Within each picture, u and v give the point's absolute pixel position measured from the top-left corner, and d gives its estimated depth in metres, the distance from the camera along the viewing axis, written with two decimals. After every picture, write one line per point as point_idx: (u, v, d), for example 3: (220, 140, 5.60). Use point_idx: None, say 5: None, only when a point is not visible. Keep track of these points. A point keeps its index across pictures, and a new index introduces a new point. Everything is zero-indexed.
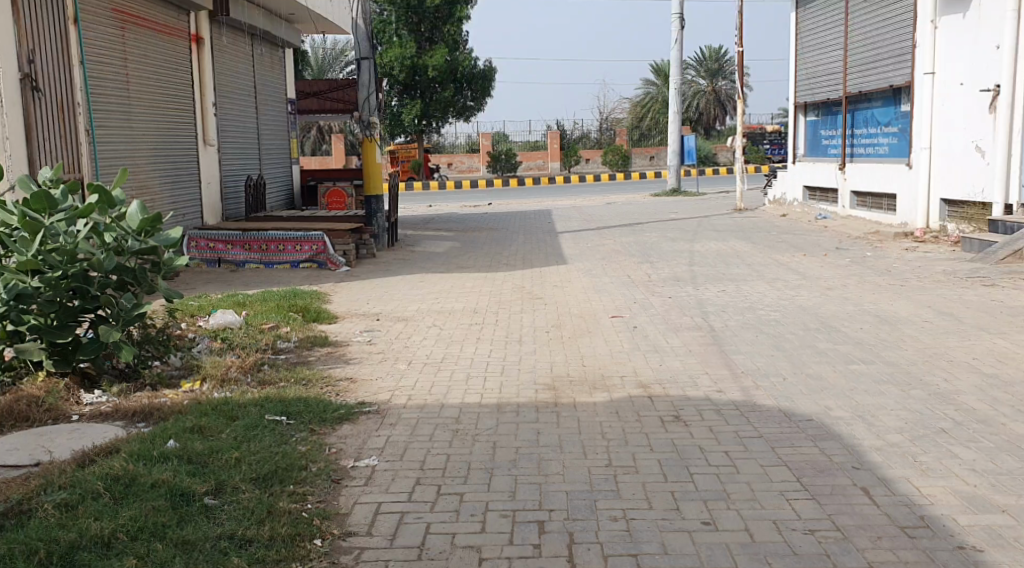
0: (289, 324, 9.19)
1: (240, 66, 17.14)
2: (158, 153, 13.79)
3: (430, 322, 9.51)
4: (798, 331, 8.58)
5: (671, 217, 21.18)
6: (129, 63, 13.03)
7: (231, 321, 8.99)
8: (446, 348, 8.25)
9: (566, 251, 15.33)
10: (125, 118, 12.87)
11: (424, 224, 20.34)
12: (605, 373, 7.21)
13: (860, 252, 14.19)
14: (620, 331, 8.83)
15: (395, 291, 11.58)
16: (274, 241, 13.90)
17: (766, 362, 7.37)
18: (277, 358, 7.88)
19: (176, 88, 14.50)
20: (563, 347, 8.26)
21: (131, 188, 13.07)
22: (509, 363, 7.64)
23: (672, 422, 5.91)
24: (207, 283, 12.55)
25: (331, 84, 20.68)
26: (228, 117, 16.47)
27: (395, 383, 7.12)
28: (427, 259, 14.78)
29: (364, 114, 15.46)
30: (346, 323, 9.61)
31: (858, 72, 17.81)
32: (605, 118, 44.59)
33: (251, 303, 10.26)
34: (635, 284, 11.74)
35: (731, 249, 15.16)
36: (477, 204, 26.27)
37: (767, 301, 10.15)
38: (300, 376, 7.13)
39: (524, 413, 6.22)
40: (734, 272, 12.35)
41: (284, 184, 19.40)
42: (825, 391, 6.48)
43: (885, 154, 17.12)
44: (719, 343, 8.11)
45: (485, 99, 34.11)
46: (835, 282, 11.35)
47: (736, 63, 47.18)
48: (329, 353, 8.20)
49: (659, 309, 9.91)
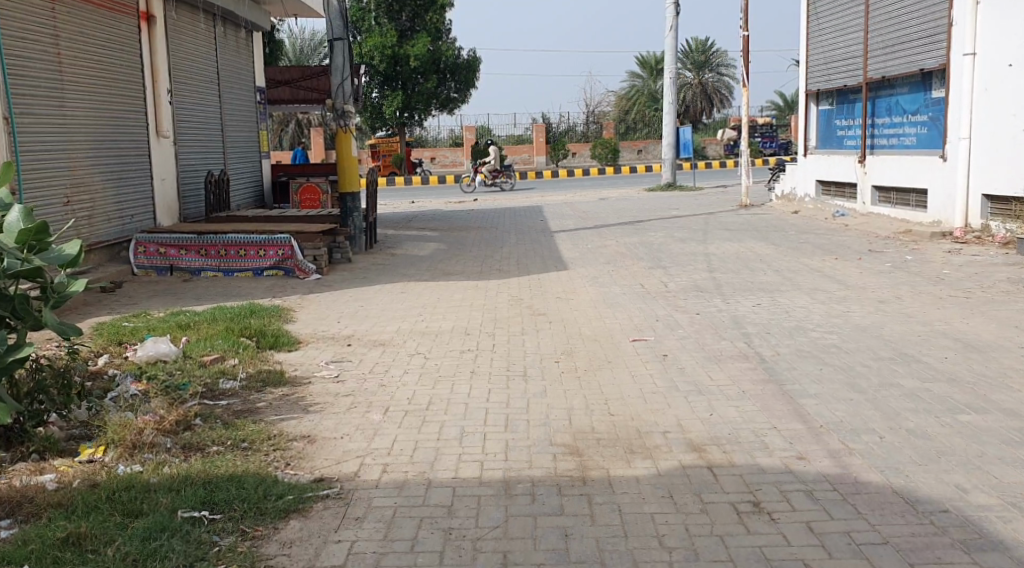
0: (238, 354, 7.46)
1: (201, 50, 15.35)
2: (100, 146, 12.04)
3: (412, 350, 7.80)
4: (869, 360, 6.92)
5: (673, 214, 19.53)
6: (62, 43, 11.28)
7: (166, 351, 7.25)
8: (430, 388, 6.52)
9: (566, 254, 13.60)
10: (57, 105, 11.11)
11: (406, 222, 18.58)
12: (643, 430, 5.53)
13: (899, 255, 12.56)
14: (647, 362, 7.15)
15: (370, 306, 9.86)
16: (234, 246, 12.17)
17: (848, 411, 5.69)
18: (214, 407, 6.17)
19: (122, 73, 12.73)
20: (579, 385, 6.57)
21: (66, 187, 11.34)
22: (512, 413, 5.94)
23: (751, 515, 4.26)
24: (152, 296, 10.83)
25: (304, 72, 18.89)
26: (186, 107, 14.68)
27: (365, 445, 5.40)
28: (409, 264, 13.04)
29: (338, 102, 13.60)
30: (309, 350, 7.90)
31: (881, 56, 16.15)
32: (591, 110, 42.92)
33: (197, 325, 8.54)
34: (652, 296, 10.06)
35: (750, 251, 13.53)
36: (463, 201, 24.49)
37: (816, 319, 8.47)
38: (241, 438, 5.44)
39: (542, 497, 4.53)
40: (764, 281, 10.69)
41: (251, 180, 17.62)
42: (947, 457, 4.81)
43: (911, 146, 15.43)
44: (778, 381, 6.44)
45: (470, 90, 32.34)
46: (886, 294, 9.66)
47: (725, 55, 45.62)
48: (284, 396, 6.48)
49: (688, 329, 8.22)
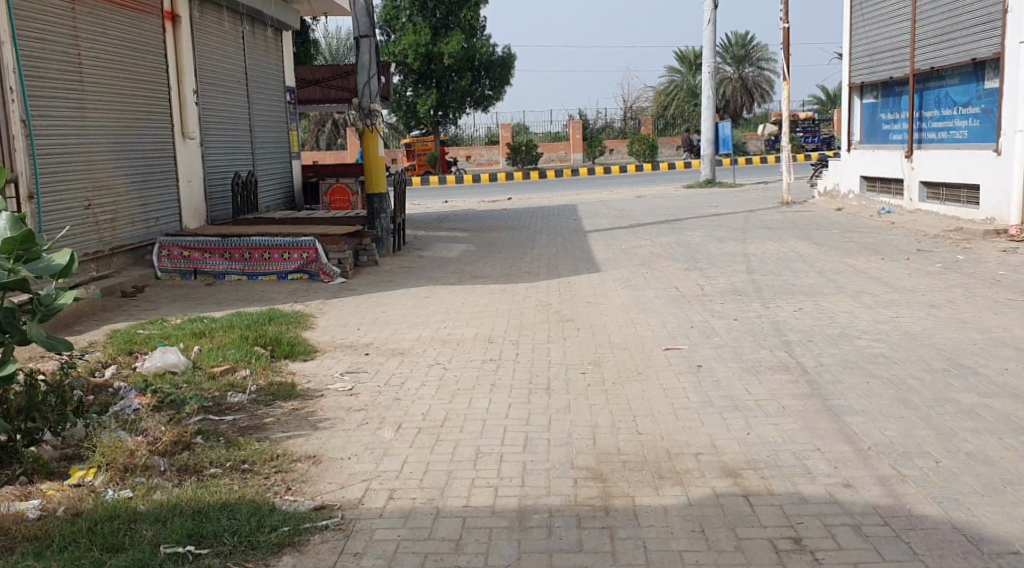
0: (250, 364, 7.11)
1: (228, 50, 15.06)
2: (123, 148, 11.77)
3: (432, 359, 7.41)
4: (921, 372, 6.42)
5: (711, 212, 19.00)
6: (83, 43, 11.01)
7: (174, 362, 6.89)
8: (447, 403, 6.13)
9: (599, 255, 13.16)
10: (78, 107, 10.84)
11: (437, 223, 18.22)
12: (672, 451, 5.10)
13: (949, 254, 11.97)
14: (679, 374, 6.70)
15: (393, 312, 9.49)
16: (258, 249, 11.86)
17: (900, 431, 5.22)
18: (219, 423, 5.81)
19: (146, 73, 12.45)
20: (606, 400, 6.14)
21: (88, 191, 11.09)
22: (532, 431, 5.52)
23: (792, 555, 3.84)
24: (173, 301, 10.54)
25: (335, 71, 18.58)
26: (213, 107, 14.39)
27: (372, 467, 5.02)
28: (437, 267, 12.67)
29: (365, 100, 13.24)
30: (326, 360, 7.54)
31: (930, 46, 15.49)
32: (629, 106, 42.35)
33: (212, 333, 8.21)
34: (687, 300, 9.59)
35: (792, 251, 13.00)
36: (496, 199, 24.09)
37: (862, 326, 7.96)
38: (241, 458, 5.06)
39: (559, 531, 4.13)
40: (806, 284, 10.17)
41: (281, 180, 17.34)
42: (1013, 488, 4.34)
43: (962, 139, 14.78)
44: (822, 396, 5.97)
45: (505, 87, 31.85)
46: (937, 297, 9.12)
47: (765, 49, 44.88)
48: (293, 411, 6.11)
49: (725, 337, 7.76)
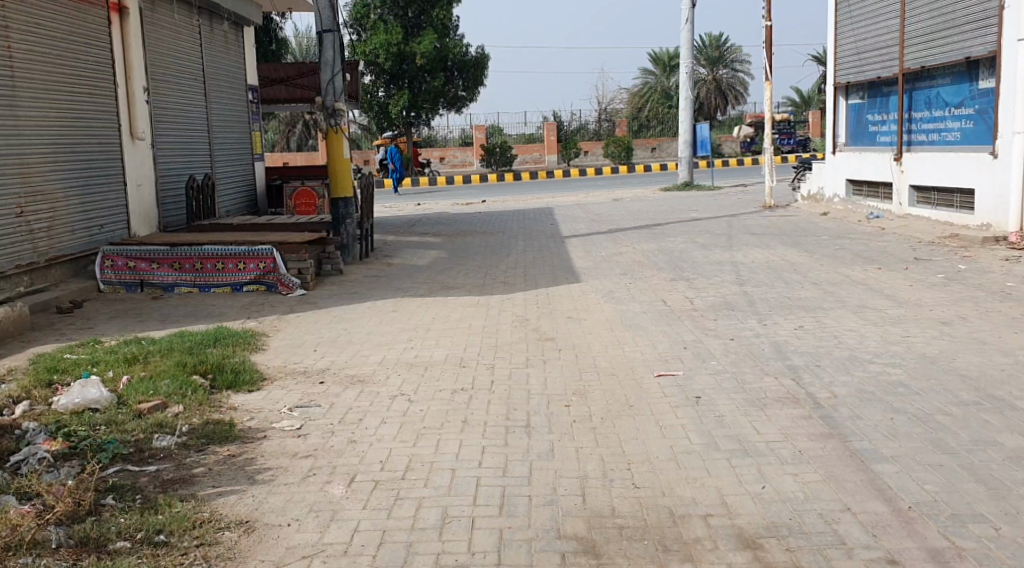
0: (184, 399, 6.19)
1: (181, 45, 13.91)
2: (69, 155, 10.51)
3: (395, 390, 6.52)
4: (950, 404, 5.66)
5: (692, 216, 18.22)
6: (13, 35, 9.61)
7: (94, 398, 5.98)
8: (410, 448, 5.28)
9: (578, 264, 12.34)
10: (14, 108, 9.62)
11: (407, 228, 17.31)
12: (678, 513, 4.34)
13: (950, 263, 11.26)
14: (677, 408, 5.85)
15: (355, 330, 8.63)
16: (211, 257, 10.60)
17: (942, 485, 4.46)
18: (138, 477, 4.94)
19: (90, 68, 11.09)
20: (594, 441, 5.31)
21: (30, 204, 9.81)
22: (510, 486, 4.70)
23: None
24: (116, 315, 9.61)
25: (299, 69, 17.58)
26: (164, 106, 13.19)
27: (320, 538, 4.24)
28: (405, 277, 11.78)
29: (328, 99, 12.27)
30: (275, 390, 6.66)
31: (920, 44, 14.67)
32: (604, 107, 41.57)
33: (148, 357, 7.27)
34: (676, 316, 8.77)
35: (783, 259, 12.24)
36: (470, 202, 23.22)
37: (873, 347, 7.17)
38: (155, 527, 4.22)
39: None
40: (803, 296, 9.39)
41: (243, 184, 16.34)
42: None
43: (954, 141, 14.05)
44: (843, 436, 5.17)
45: (478, 88, 30.98)
46: (948, 313, 8.37)
47: (739, 50, 44.35)
48: (228, 459, 5.22)
49: (723, 361, 6.96)
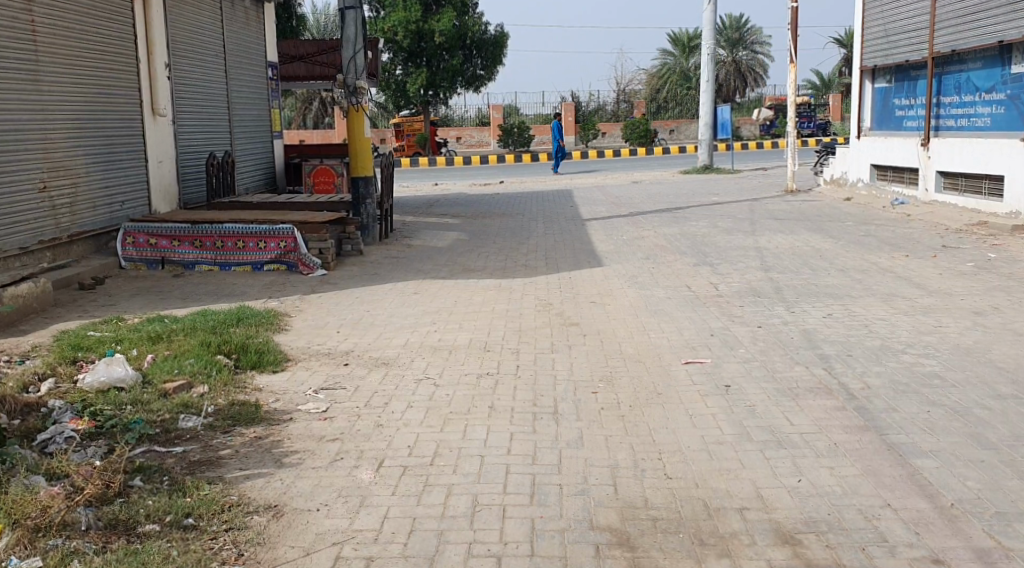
0: (208, 379, 6.12)
1: (202, 20, 13.77)
2: (92, 133, 10.44)
3: (419, 374, 6.45)
4: (990, 397, 5.55)
5: (713, 199, 18.05)
6: (36, 7, 9.52)
7: (116, 377, 5.94)
8: (438, 433, 5.20)
9: (600, 247, 12.22)
10: (36, 82, 9.53)
11: (425, 208, 17.16)
12: (712, 506, 4.28)
13: (980, 251, 11.08)
14: (706, 397, 5.76)
15: (377, 311, 8.57)
16: (232, 236, 10.50)
17: (985, 482, 4.42)
18: (165, 457, 4.90)
19: (113, 44, 11.00)
20: (623, 429, 5.23)
21: (54, 180, 9.76)
22: (540, 474, 4.63)
23: None
24: (137, 291, 9.56)
25: (320, 46, 17.41)
26: (185, 81, 13.07)
27: (349, 524, 4.20)
28: (425, 259, 11.67)
29: (349, 78, 12.07)
30: (298, 371, 6.59)
31: (951, 28, 14.42)
32: (623, 88, 41.25)
33: (171, 335, 7.21)
34: (701, 302, 8.66)
35: (807, 245, 12.10)
36: (489, 183, 23.10)
37: (904, 337, 7.05)
38: (183, 511, 4.19)
39: None
40: (830, 284, 9.25)
41: (261, 161, 16.22)
42: None
43: (984, 127, 13.85)
44: (878, 429, 5.07)
45: (497, 68, 30.76)
46: (980, 302, 8.22)
47: (760, 33, 44.01)
48: (255, 442, 5.16)
49: (751, 349, 6.86)
